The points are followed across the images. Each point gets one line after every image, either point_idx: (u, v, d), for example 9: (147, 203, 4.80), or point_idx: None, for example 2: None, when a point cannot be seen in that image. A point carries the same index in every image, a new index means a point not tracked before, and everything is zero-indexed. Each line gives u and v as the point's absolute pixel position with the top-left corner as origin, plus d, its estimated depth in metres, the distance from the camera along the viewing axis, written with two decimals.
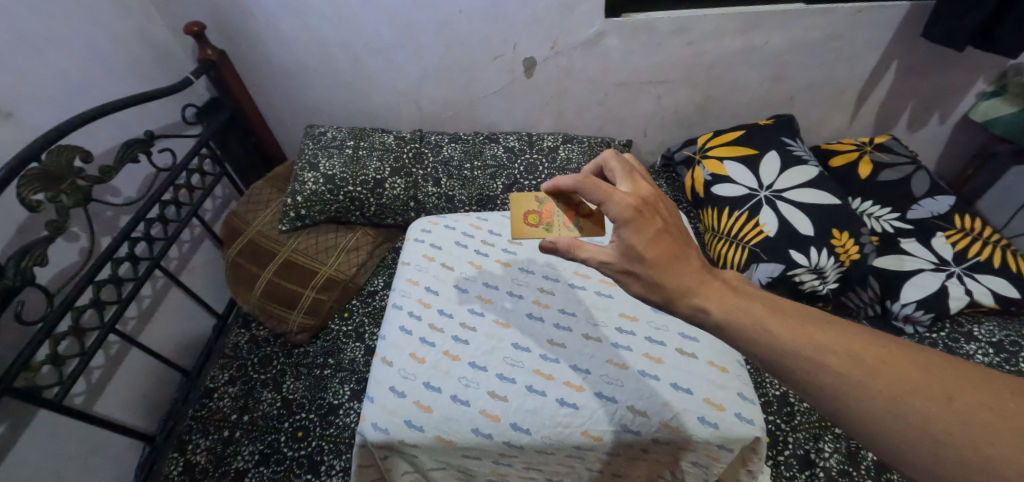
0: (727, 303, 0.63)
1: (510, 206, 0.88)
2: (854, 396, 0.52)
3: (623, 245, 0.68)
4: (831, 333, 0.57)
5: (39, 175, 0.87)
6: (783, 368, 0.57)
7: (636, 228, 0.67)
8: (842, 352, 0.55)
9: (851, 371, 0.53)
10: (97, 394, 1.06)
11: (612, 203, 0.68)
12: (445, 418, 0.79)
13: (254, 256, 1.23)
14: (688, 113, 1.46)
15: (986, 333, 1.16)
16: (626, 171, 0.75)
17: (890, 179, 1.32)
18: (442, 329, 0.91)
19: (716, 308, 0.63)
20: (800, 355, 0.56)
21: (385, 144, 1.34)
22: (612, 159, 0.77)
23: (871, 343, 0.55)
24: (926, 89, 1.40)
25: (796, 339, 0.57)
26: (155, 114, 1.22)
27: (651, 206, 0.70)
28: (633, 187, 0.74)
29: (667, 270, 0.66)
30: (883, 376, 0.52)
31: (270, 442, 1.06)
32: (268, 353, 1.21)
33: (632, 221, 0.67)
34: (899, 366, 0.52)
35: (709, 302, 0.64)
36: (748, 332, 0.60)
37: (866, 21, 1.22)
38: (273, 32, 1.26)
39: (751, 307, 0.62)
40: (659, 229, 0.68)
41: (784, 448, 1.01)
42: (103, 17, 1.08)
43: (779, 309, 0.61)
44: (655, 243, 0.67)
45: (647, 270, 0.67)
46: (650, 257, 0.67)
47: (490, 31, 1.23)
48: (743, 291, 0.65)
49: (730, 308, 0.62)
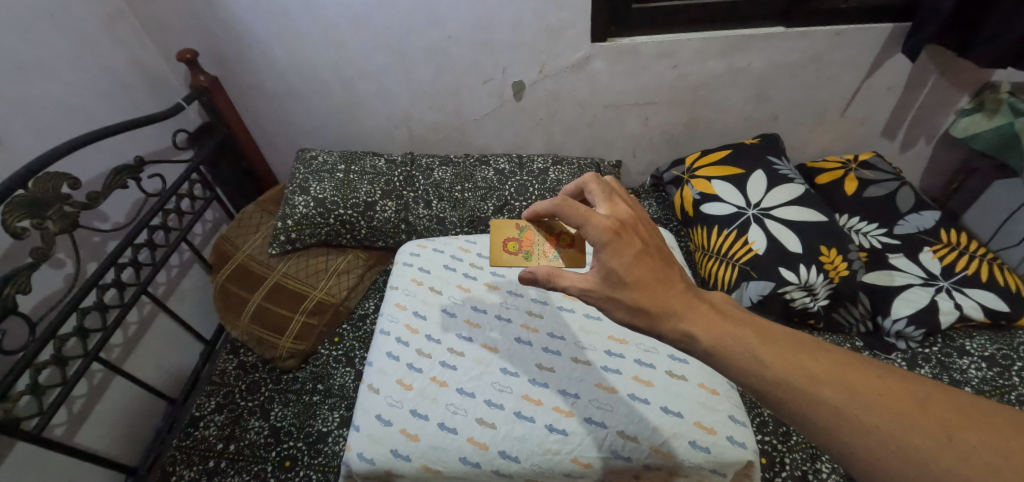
0: (717, 330, 0.62)
1: (491, 232, 0.90)
2: (848, 431, 0.51)
3: (604, 269, 0.68)
4: (824, 364, 0.56)
5: (25, 203, 0.87)
6: (772, 398, 0.56)
7: (614, 251, 0.68)
8: (835, 383, 0.54)
9: (846, 406, 0.52)
10: (79, 424, 1.03)
11: (590, 226, 0.68)
12: (432, 446, 0.78)
13: (243, 281, 1.22)
14: (676, 134, 1.48)
15: (978, 347, 1.15)
16: (605, 195, 0.77)
17: (875, 195, 1.35)
18: (430, 354, 0.90)
19: (705, 334, 0.62)
20: (795, 387, 0.55)
21: (375, 167, 1.34)
22: (591, 182, 0.79)
23: (865, 373, 0.54)
24: (907, 108, 1.43)
25: (790, 371, 0.56)
26: (146, 139, 1.22)
27: (630, 229, 0.71)
28: (611, 209, 0.74)
29: (651, 296, 0.66)
30: (879, 410, 0.51)
31: (257, 472, 1.03)
32: (256, 380, 1.19)
33: (610, 243, 0.68)
34: (896, 401, 0.51)
35: (696, 327, 0.63)
36: (737, 360, 0.59)
37: (845, 43, 1.26)
38: (265, 58, 1.27)
39: (739, 333, 0.61)
40: (638, 251, 0.68)
41: (781, 470, 0.99)
42: (97, 45, 1.10)
43: (771, 336, 0.60)
44: (635, 265, 0.68)
45: (630, 293, 0.67)
46: (632, 281, 0.67)
47: (479, 56, 1.25)
48: (730, 313, 0.65)
49: (717, 335, 0.62)
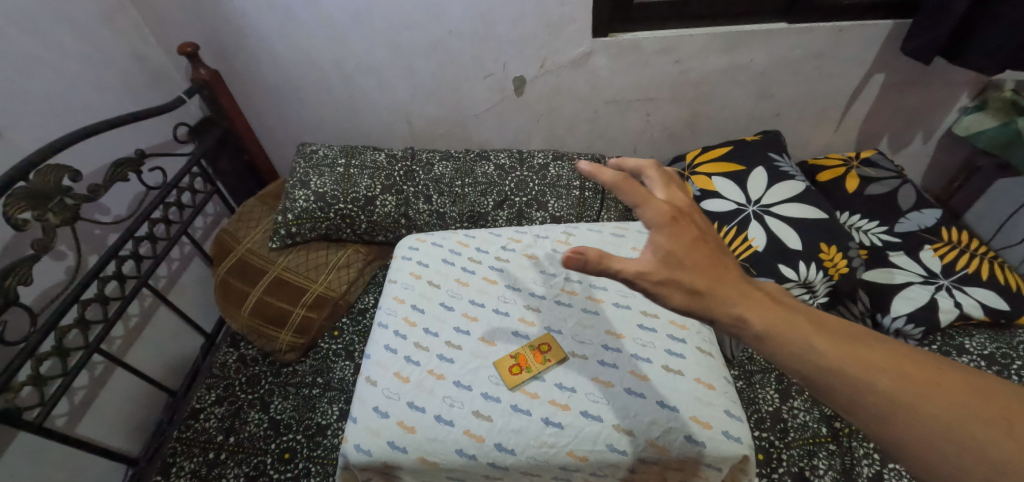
0: (770, 313, 0.53)
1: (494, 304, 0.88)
2: (907, 424, 0.44)
3: (658, 249, 0.57)
4: (887, 354, 0.48)
5: (27, 194, 0.87)
6: (826, 389, 0.48)
7: (671, 234, 0.58)
8: (899, 373, 0.46)
9: (908, 399, 0.45)
10: (81, 415, 1.04)
11: (650, 206, 0.58)
12: (428, 439, 0.78)
13: (244, 275, 1.23)
14: (677, 130, 1.48)
15: (978, 346, 1.14)
16: (665, 181, 0.63)
17: (876, 193, 1.34)
18: (428, 347, 0.90)
19: (758, 319, 0.53)
20: (852, 379, 0.47)
21: (375, 162, 1.34)
22: (650, 169, 0.64)
23: (935, 369, 0.47)
24: (911, 105, 1.42)
25: (850, 361, 0.48)
26: (147, 133, 1.22)
27: (689, 214, 0.60)
28: (670, 194, 0.62)
29: (707, 282, 0.56)
30: (946, 404, 0.44)
31: (257, 464, 1.04)
32: (256, 373, 1.19)
33: (667, 226, 0.58)
34: (966, 397, 0.45)
35: (749, 311, 0.53)
36: (792, 347, 0.50)
37: (848, 39, 1.25)
38: (266, 52, 1.27)
39: (794, 317, 0.52)
40: (696, 235, 0.59)
41: (778, 466, 0.99)
42: (98, 38, 1.10)
43: (827, 323, 0.52)
44: (690, 246, 0.58)
45: (684, 273, 0.56)
46: (686, 261, 0.57)
47: (480, 51, 1.25)
48: (783, 300, 0.56)
49: (780, 324, 0.52)
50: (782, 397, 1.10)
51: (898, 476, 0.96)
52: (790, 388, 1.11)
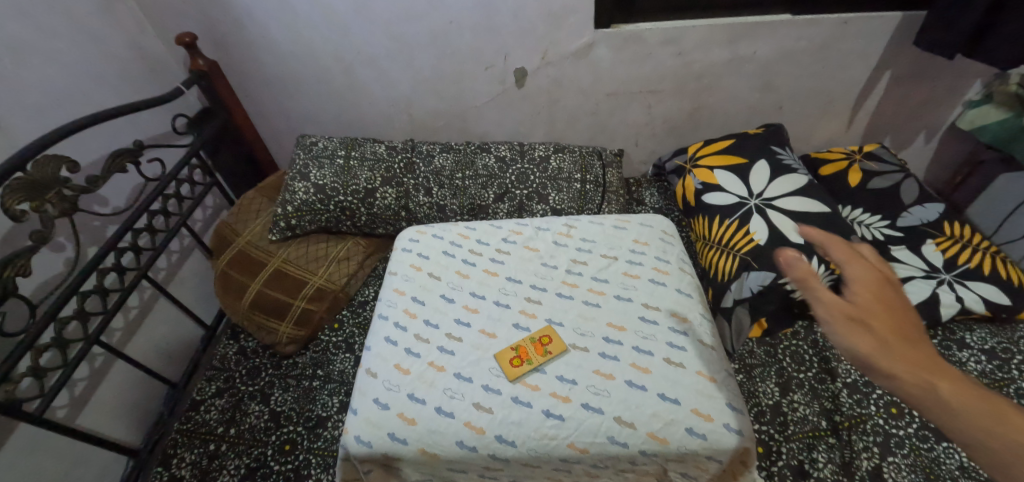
0: (964, 390, 0.50)
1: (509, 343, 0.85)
2: None
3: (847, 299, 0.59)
4: None
5: (24, 185, 0.86)
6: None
7: (865, 291, 0.60)
8: None
9: None
10: (82, 406, 1.04)
11: (856, 263, 0.62)
12: (428, 430, 0.78)
13: (243, 266, 1.22)
14: (679, 123, 1.47)
15: (978, 340, 1.14)
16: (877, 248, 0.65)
17: (879, 187, 1.34)
18: (429, 339, 0.90)
19: (949, 391, 0.50)
20: None
21: (375, 153, 1.33)
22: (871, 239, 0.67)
23: None
24: (916, 98, 1.40)
25: None
26: (145, 124, 1.22)
27: (891, 281, 0.61)
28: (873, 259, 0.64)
29: (901, 341, 0.55)
30: None
31: (257, 456, 1.04)
32: (256, 365, 1.19)
33: (865, 283, 0.60)
34: None
35: (941, 382, 0.51)
36: (987, 429, 0.47)
37: (852, 31, 1.24)
38: (265, 42, 1.26)
39: (993, 401, 0.49)
40: (893, 300, 0.59)
41: (777, 459, 0.99)
42: (95, 28, 1.09)
43: None
44: (884, 308, 0.58)
45: (875, 326, 0.56)
46: (876, 320, 0.57)
47: (481, 42, 1.24)
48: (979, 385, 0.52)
49: (976, 403, 0.49)
50: (782, 391, 1.09)
51: (897, 469, 0.97)
52: (790, 382, 1.11)
